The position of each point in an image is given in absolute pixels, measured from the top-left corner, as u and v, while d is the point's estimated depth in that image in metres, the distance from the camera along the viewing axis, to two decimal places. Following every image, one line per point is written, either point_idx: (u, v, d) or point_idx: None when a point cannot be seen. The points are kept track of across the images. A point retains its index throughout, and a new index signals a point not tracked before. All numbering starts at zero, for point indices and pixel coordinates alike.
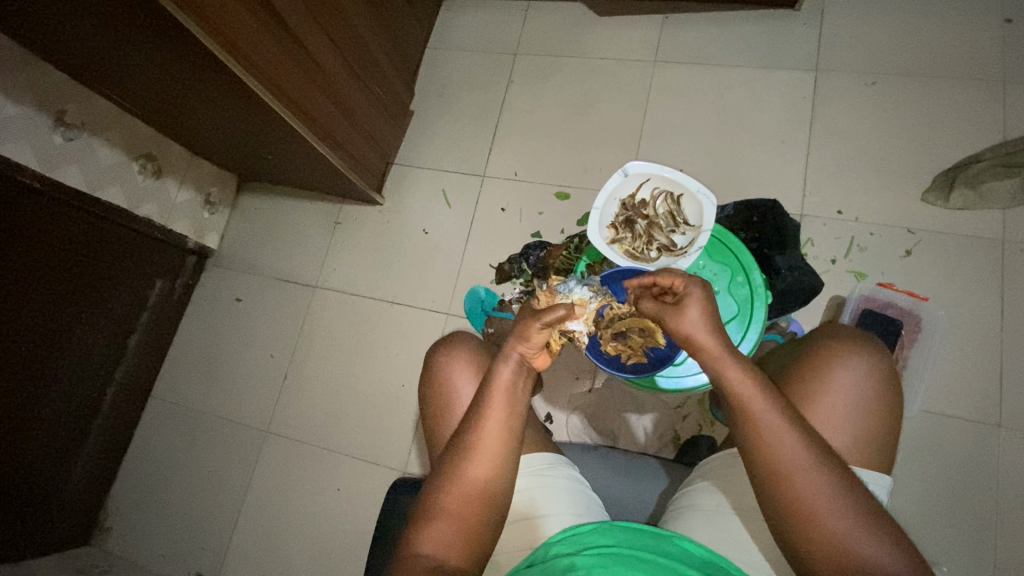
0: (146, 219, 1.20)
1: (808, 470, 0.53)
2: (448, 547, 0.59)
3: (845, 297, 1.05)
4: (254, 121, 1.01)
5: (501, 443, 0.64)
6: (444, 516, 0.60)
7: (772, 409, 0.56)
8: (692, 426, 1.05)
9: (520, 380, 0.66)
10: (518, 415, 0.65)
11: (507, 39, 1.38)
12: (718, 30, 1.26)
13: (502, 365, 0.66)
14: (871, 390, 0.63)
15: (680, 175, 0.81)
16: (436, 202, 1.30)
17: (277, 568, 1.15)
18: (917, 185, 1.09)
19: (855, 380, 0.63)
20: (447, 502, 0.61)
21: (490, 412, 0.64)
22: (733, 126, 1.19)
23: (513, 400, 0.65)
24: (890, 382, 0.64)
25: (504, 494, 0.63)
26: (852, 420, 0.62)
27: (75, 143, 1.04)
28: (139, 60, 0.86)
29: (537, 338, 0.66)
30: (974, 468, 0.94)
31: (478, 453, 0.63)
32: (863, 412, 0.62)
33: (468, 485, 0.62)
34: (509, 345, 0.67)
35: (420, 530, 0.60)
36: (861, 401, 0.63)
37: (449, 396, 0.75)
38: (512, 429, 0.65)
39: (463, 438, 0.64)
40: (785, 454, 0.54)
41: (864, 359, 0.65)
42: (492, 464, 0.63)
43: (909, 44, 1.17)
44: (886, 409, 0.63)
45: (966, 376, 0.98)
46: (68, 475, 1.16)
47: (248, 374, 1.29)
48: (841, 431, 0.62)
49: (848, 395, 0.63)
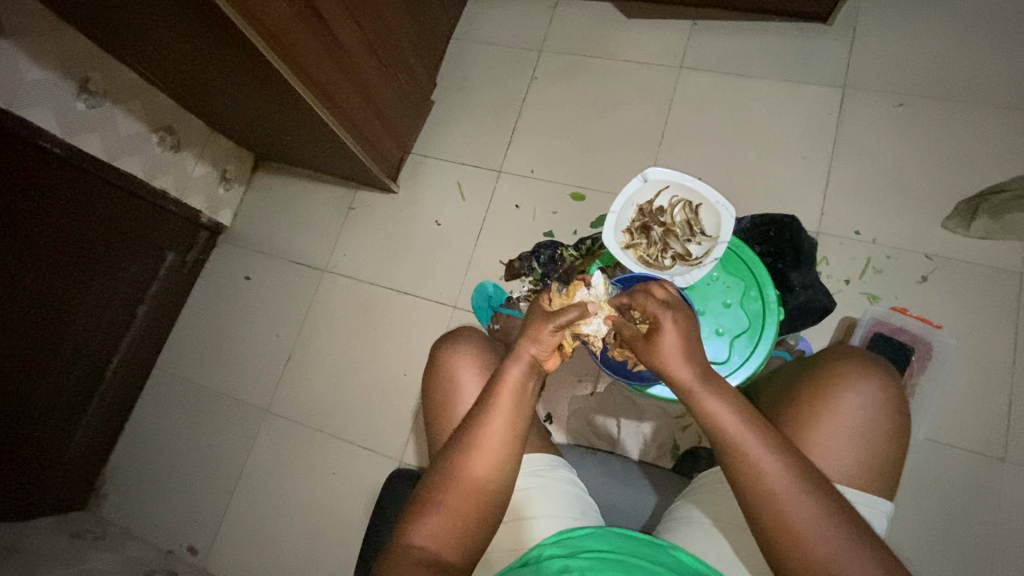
0: (162, 191, 1.20)
1: (804, 497, 0.53)
2: (442, 542, 0.59)
3: (856, 318, 1.04)
4: (277, 102, 1.01)
5: (503, 445, 0.63)
6: (440, 511, 0.60)
7: (759, 444, 0.55)
8: (692, 437, 1.04)
9: (528, 383, 0.66)
10: (522, 417, 0.65)
11: (533, 34, 1.37)
12: (746, 39, 1.25)
13: (512, 366, 0.66)
14: (877, 413, 0.62)
15: (700, 184, 0.80)
16: (451, 195, 1.30)
17: (268, 546, 1.16)
18: (939, 211, 1.07)
19: (860, 403, 0.63)
20: (444, 499, 0.61)
21: (494, 412, 0.64)
22: (755, 139, 1.18)
23: (519, 402, 0.65)
24: (897, 407, 0.63)
25: (501, 494, 0.63)
26: (856, 443, 0.62)
27: (97, 112, 1.04)
28: (165, 30, 0.86)
29: (550, 340, 0.66)
30: (976, 501, 0.93)
31: (478, 452, 0.63)
32: (870, 436, 0.62)
33: (467, 483, 0.62)
34: (521, 345, 0.67)
35: (415, 524, 0.60)
36: (868, 424, 0.62)
37: (451, 392, 0.75)
38: (515, 431, 0.64)
39: (462, 437, 0.64)
40: (768, 481, 0.54)
41: (875, 382, 0.64)
42: (491, 464, 0.63)
43: (941, 67, 1.15)
44: (892, 434, 0.62)
45: (973, 407, 0.97)
46: (68, 439, 1.18)
47: (253, 353, 1.30)
48: (846, 453, 0.61)
49: (853, 418, 0.62)
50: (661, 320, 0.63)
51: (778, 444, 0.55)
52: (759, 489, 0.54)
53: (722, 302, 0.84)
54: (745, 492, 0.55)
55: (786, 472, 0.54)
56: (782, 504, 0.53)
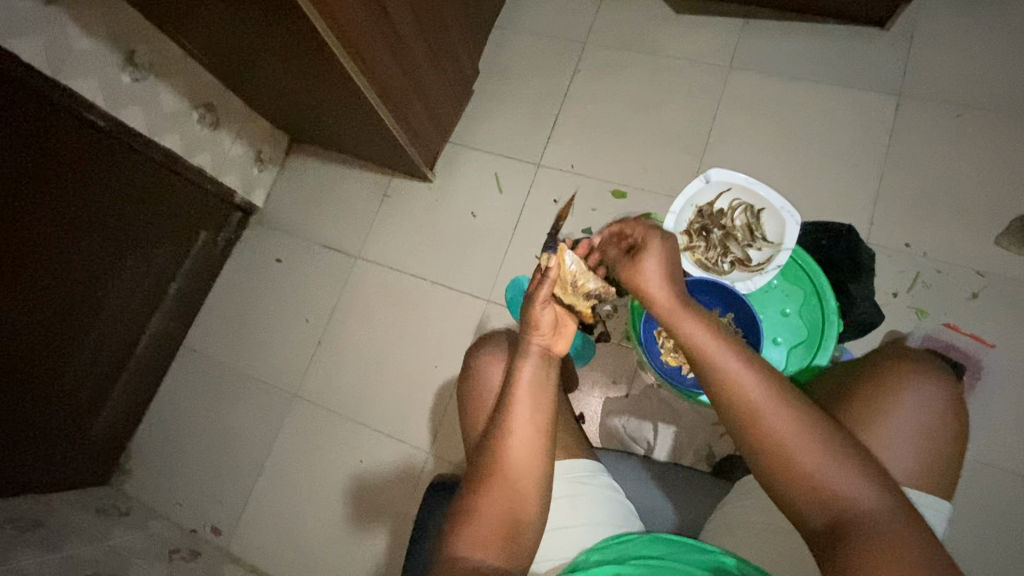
0: (199, 168, 1.19)
1: (825, 456, 0.53)
2: (485, 549, 0.58)
3: (905, 334, 1.01)
4: (325, 83, 0.99)
5: (530, 443, 0.63)
6: (481, 518, 0.59)
7: (773, 415, 0.55)
8: (728, 444, 1.02)
9: (543, 372, 0.66)
10: (543, 409, 0.65)
11: (578, 26, 1.34)
12: (800, 42, 1.21)
13: (521, 360, 0.66)
14: (936, 414, 0.61)
15: (766, 189, 0.77)
16: (489, 186, 1.28)
17: (293, 532, 1.15)
18: (992, 227, 1.05)
19: (919, 404, 0.61)
20: (483, 506, 0.60)
21: (512, 412, 0.63)
22: (805, 144, 1.15)
23: (537, 394, 0.65)
24: (956, 410, 0.62)
25: (540, 500, 0.63)
26: (923, 458, 0.60)
27: (141, 85, 1.03)
28: (219, 4, 0.84)
29: (546, 320, 0.66)
30: (1020, 525, 0.91)
31: (507, 458, 0.62)
32: (926, 434, 0.60)
33: (503, 492, 0.61)
34: (523, 339, 0.67)
35: (458, 532, 0.59)
36: (922, 421, 0.61)
37: (485, 399, 0.74)
38: (539, 429, 0.64)
39: (491, 446, 0.63)
40: (776, 434, 0.54)
41: (926, 377, 0.62)
42: (524, 467, 0.62)
43: (1001, 78, 1.12)
44: (956, 447, 0.61)
45: (1020, 429, 0.95)
46: (97, 414, 1.17)
47: (282, 337, 1.29)
48: (910, 463, 0.60)
49: (908, 415, 0.61)
50: (645, 240, 0.66)
51: (791, 411, 0.54)
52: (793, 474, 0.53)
53: (781, 310, 0.83)
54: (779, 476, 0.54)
55: (792, 422, 0.54)
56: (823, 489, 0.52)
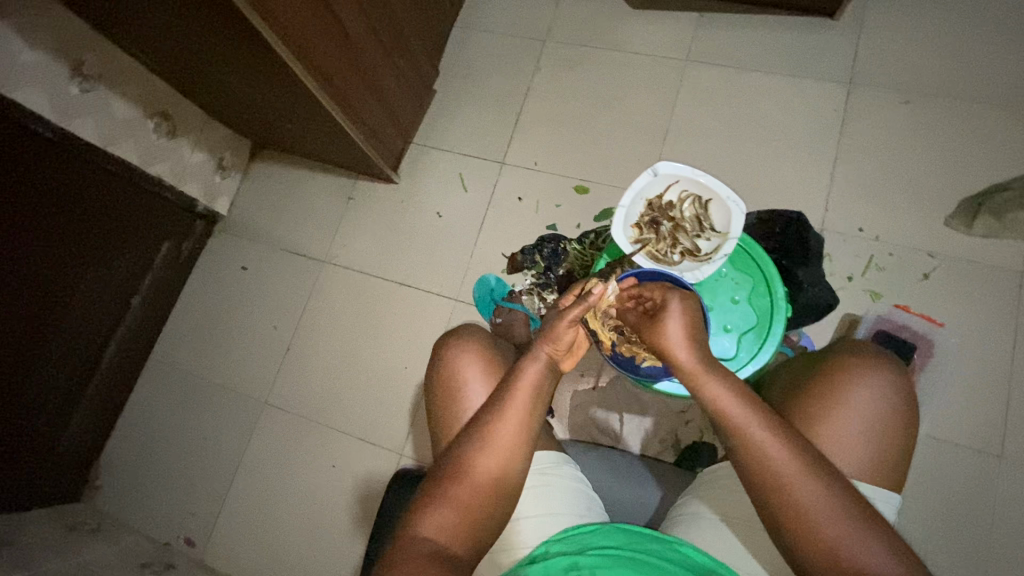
0: (157, 177, 1.18)
1: (804, 469, 0.54)
2: (450, 533, 0.58)
3: (859, 316, 1.04)
4: (278, 88, 0.98)
5: (516, 440, 0.63)
6: (449, 503, 0.60)
7: (775, 442, 0.55)
8: (694, 431, 1.04)
9: (545, 381, 0.66)
10: (535, 415, 0.65)
11: (537, 24, 1.35)
12: (753, 33, 1.23)
13: (529, 362, 0.66)
14: (882, 407, 0.63)
15: (712, 180, 0.80)
16: (453, 186, 1.28)
17: (267, 539, 1.15)
18: (942, 209, 1.08)
19: (868, 398, 0.63)
20: (454, 491, 0.60)
21: (509, 407, 0.64)
22: (761, 134, 1.17)
23: (534, 400, 0.65)
24: (901, 402, 0.63)
25: (512, 493, 0.63)
26: (868, 446, 0.62)
27: (91, 96, 1.02)
28: (161, 11, 0.84)
29: (568, 337, 0.66)
30: (973, 497, 0.94)
31: (488, 449, 0.62)
32: (879, 429, 0.62)
33: (476, 479, 0.61)
34: (536, 344, 0.67)
35: (422, 514, 0.59)
36: (875, 417, 0.62)
37: (457, 391, 0.74)
38: (526, 430, 0.64)
39: (474, 433, 0.63)
40: (778, 459, 0.55)
41: (882, 377, 0.64)
42: (502, 460, 0.62)
43: (946, 64, 1.15)
44: (902, 434, 0.63)
45: (971, 405, 0.98)
46: (63, 430, 1.16)
47: (251, 344, 1.28)
48: (858, 454, 0.61)
49: (862, 412, 0.62)
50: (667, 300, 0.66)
51: (793, 440, 0.56)
52: (767, 471, 0.54)
53: (731, 298, 0.85)
54: (757, 476, 0.55)
55: (786, 448, 0.55)
56: (795, 487, 0.53)
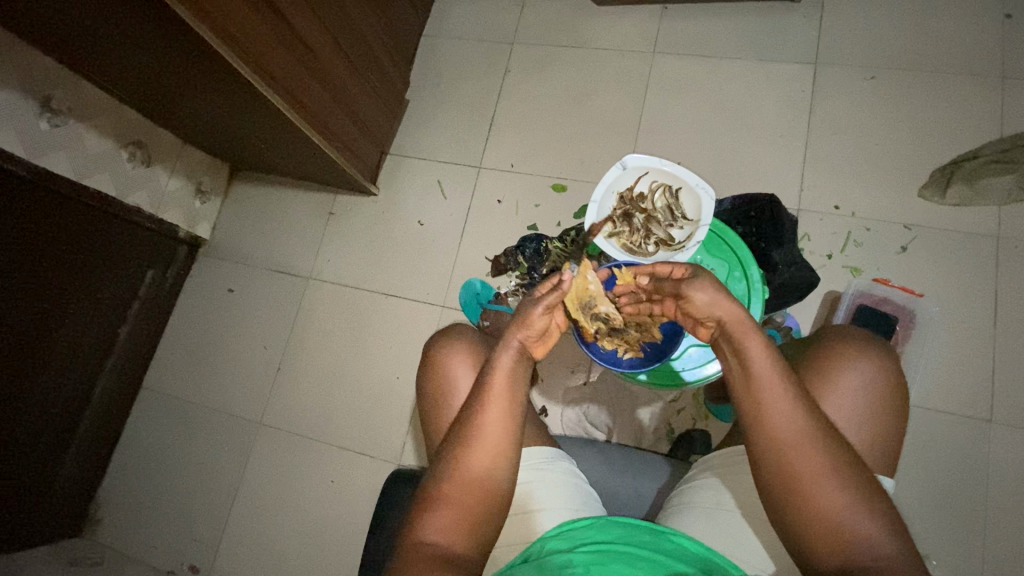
0: (136, 207, 1.18)
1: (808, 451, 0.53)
2: (452, 532, 0.56)
3: (840, 293, 1.04)
4: (248, 110, 0.99)
5: (502, 433, 0.61)
6: (447, 503, 0.57)
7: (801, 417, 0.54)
8: (687, 419, 1.05)
9: (522, 369, 0.65)
10: (519, 403, 0.63)
11: (504, 27, 1.36)
12: (717, 21, 1.25)
13: (502, 352, 0.65)
14: (876, 392, 0.62)
15: (679, 168, 0.82)
16: (432, 194, 1.29)
17: (270, 558, 1.15)
18: (915, 180, 1.09)
19: (860, 380, 0.62)
20: (449, 490, 0.58)
21: (489, 400, 0.62)
22: (732, 119, 1.18)
23: (513, 388, 0.63)
24: (896, 388, 0.63)
25: (508, 486, 0.61)
26: (858, 423, 0.61)
27: (62, 130, 1.02)
28: (124, 43, 0.84)
29: (540, 323, 0.66)
30: (967, 464, 0.95)
31: (478, 443, 0.60)
32: (872, 411, 0.61)
33: (468, 474, 0.59)
34: (509, 332, 0.66)
35: (422, 517, 0.57)
36: (869, 399, 0.62)
37: (447, 393, 0.73)
38: (512, 417, 0.62)
39: (460, 430, 0.61)
40: (801, 433, 0.54)
41: (874, 359, 0.63)
42: (493, 453, 0.60)
43: (909, 37, 1.16)
44: (895, 411, 0.62)
45: (958, 372, 0.99)
46: (59, 465, 1.15)
47: (241, 366, 1.28)
48: (849, 434, 0.61)
49: (855, 395, 0.62)
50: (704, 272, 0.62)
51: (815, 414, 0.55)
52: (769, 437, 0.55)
53: None
54: (760, 447, 0.55)
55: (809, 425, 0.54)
56: (792, 450, 0.53)
